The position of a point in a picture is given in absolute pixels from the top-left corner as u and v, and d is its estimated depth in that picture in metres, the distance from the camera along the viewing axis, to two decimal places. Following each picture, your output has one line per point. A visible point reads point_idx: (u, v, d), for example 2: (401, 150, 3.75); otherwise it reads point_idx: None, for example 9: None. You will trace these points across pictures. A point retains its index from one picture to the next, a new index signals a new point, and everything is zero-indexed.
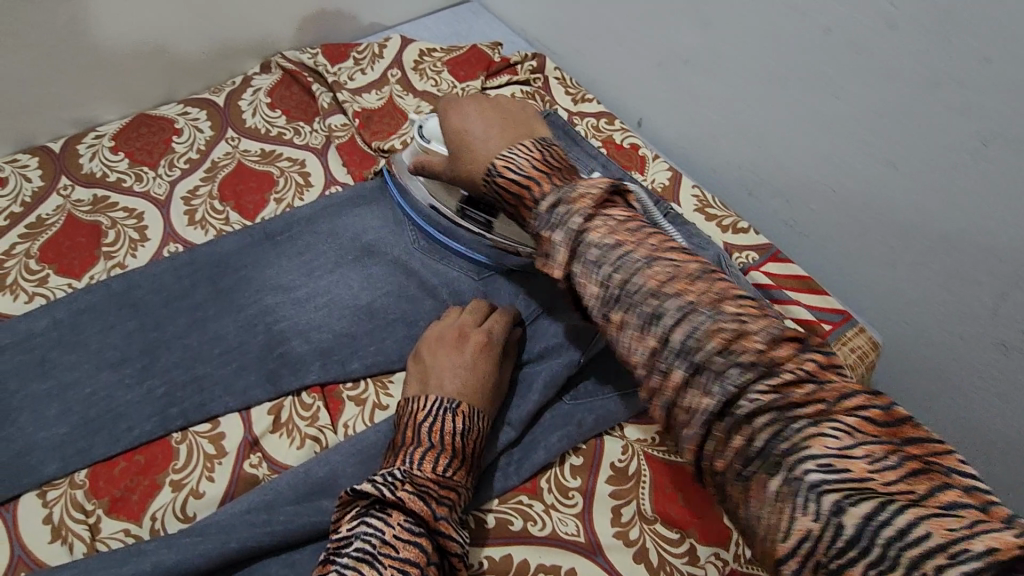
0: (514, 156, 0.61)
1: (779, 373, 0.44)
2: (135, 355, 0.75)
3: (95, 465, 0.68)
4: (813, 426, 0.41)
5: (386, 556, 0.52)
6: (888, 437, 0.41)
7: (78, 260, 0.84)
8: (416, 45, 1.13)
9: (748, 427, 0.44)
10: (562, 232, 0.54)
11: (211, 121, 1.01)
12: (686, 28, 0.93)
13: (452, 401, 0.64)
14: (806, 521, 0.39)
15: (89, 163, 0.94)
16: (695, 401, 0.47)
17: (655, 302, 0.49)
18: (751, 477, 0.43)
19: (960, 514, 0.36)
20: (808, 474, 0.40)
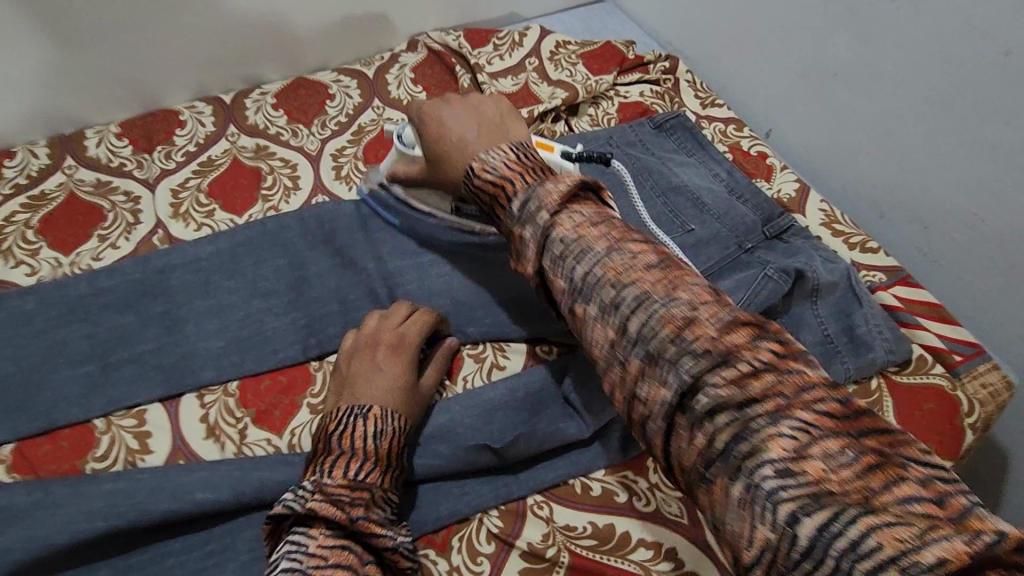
0: (488, 164, 0.60)
1: (643, 305, 0.47)
2: (283, 288, 0.83)
3: (245, 378, 0.76)
4: (677, 355, 0.44)
5: (315, 568, 0.51)
6: (736, 368, 0.42)
7: (240, 199, 0.93)
8: (553, 37, 1.17)
9: (710, 427, 0.42)
10: (582, 259, 0.51)
11: (361, 89, 1.09)
12: (841, 41, 0.92)
13: (363, 406, 0.64)
14: (765, 530, 0.38)
15: (254, 115, 1.04)
16: (651, 392, 0.45)
17: (610, 287, 0.49)
18: (713, 479, 0.41)
19: (783, 464, 0.38)
20: (765, 481, 0.38)
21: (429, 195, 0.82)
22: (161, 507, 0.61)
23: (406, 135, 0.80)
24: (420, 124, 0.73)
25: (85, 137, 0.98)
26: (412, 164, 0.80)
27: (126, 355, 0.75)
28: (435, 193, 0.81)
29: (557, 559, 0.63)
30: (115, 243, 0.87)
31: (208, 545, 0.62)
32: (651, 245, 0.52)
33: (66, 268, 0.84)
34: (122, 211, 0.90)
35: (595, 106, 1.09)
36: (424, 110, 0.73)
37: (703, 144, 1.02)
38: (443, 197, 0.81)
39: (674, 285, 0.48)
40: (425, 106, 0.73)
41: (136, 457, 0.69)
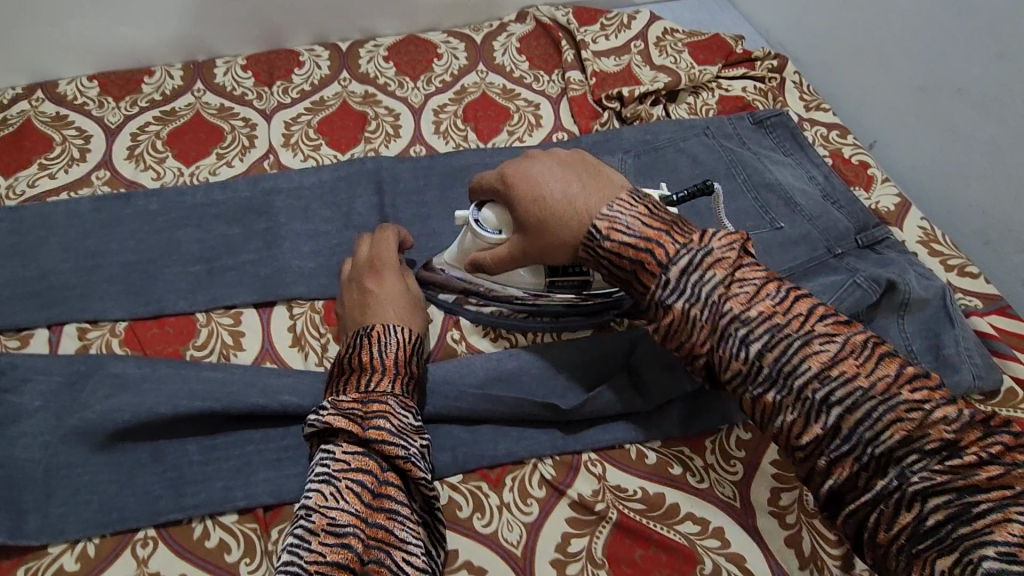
0: (712, 255, 0.56)
1: (778, 341, 0.53)
2: (374, 225, 0.88)
3: (330, 299, 0.80)
4: (822, 389, 0.50)
5: (339, 471, 0.56)
6: (902, 413, 0.48)
7: (345, 139, 0.98)
8: (662, 23, 1.17)
9: (904, 476, 0.47)
10: (694, 305, 0.56)
11: (468, 52, 1.13)
12: (973, 54, 0.88)
13: (363, 329, 0.67)
14: (940, 552, 0.44)
15: (366, 65, 1.09)
16: (802, 430, 0.51)
17: (734, 325, 0.54)
18: (923, 534, 0.45)
19: (961, 498, 0.45)
20: (932, 506, 0.45)
21: (517, 275, 0.74)
22: (250, 400, 0.66)
23: (484, 221, 0.71)
24: (505, 191, 0.68)
25: (215, 66, 1.06)
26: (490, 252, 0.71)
27: (229, 262, 0.82)
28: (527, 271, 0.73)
29: (605, 514, 0.65)
30: (230, 162, 0.94)
31: (284, 440, 0.67)
32: (770, 278, 0.56)
33: (186, 178, 0.91)
34: (239, 134, 0.97)
35: (695, 96, 1.08)
36: (507, 174, 0.69)
37: (803, 145, 0.99)
38: (536, 273, 0.73)
39: (806, 320, 0.53)
40: (506, 167, 0.69)
41: (229, 351, 0.75)
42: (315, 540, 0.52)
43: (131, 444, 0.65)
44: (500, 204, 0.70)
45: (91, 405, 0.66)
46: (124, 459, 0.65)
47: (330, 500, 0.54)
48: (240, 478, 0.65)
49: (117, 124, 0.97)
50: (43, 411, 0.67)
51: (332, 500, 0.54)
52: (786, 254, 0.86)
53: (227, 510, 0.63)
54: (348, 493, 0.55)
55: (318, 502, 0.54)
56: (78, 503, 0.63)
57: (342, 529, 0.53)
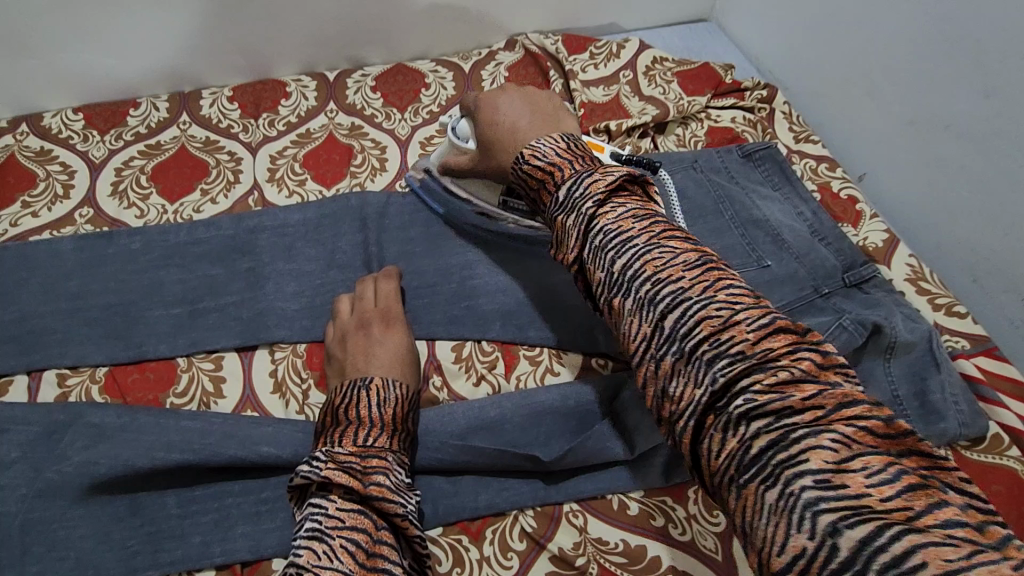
0: (595, 178, 0.56)
1: (677, 300, 0.45)
2: (358, 264, 0.87)
3: (313, 342, 0.80)
4: (733, 376, 0.41)
5: (333, 529, 0.52)
6: (782, 374, 0.39)
7: (331, 173, 0.98)
8: (651, 52, 1.17)
9: (744, 429, 0.39)
10: (569, 216, 0.56)
11: (456, 82, 1.12)
12: (960, 93, 0.87)
13: (364, 379, 0.69)
14: (801, 539, 0.34)
15: (353, 96, 1.09)
16: (679, 390, 0.44)
17: (646, 282, 0.48)
18: (745, 484, 0.37)
19: (825, 473, 0.35)
20: (802, 492, 0.35)
21: (476, 186, 0.85)
22: (229, 452, 0.65)
23: (461, 128, 0.81)
24: (475, 116, 0.75)
25: (201, 97, 1.06)
26: (462, 159, 0.81)
27: (212, 303, 0.81)
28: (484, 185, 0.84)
29: (585, 568, 0.65)
30: (214, 198, 0.94)
31: (263, 493, 0.66)
32: (698, 249, 0.49)
33: (170, 215, 0.91)
34: (224, 169, 0.97)
35: (684, 127, 1.08)
36: (478, 99, 0.77)
37: (791, 179, 0.99)
38: (491, 188, 0.84)
39: (691, 269, 0.47)
40: (483, 94, 0.76)
41: (209, 398, 0.75)
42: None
43: (108, 498, 0.65)
44: (472, 119, 0.79)
45: (68, 457, 0.66)
46: (101, 513, 0.64)
47: (324, 559, 0.49)
48: (218, 533, 0.64)
49: (101, 158, 0.96)
50: (20, 463, 0.66)
51: (326, 560, 0.49)
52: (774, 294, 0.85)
53: (204, 566, 0.63)
54: (342, 551, 0.51)
55: (311, 561, 0.49)
56: (54, 559, 0.62)
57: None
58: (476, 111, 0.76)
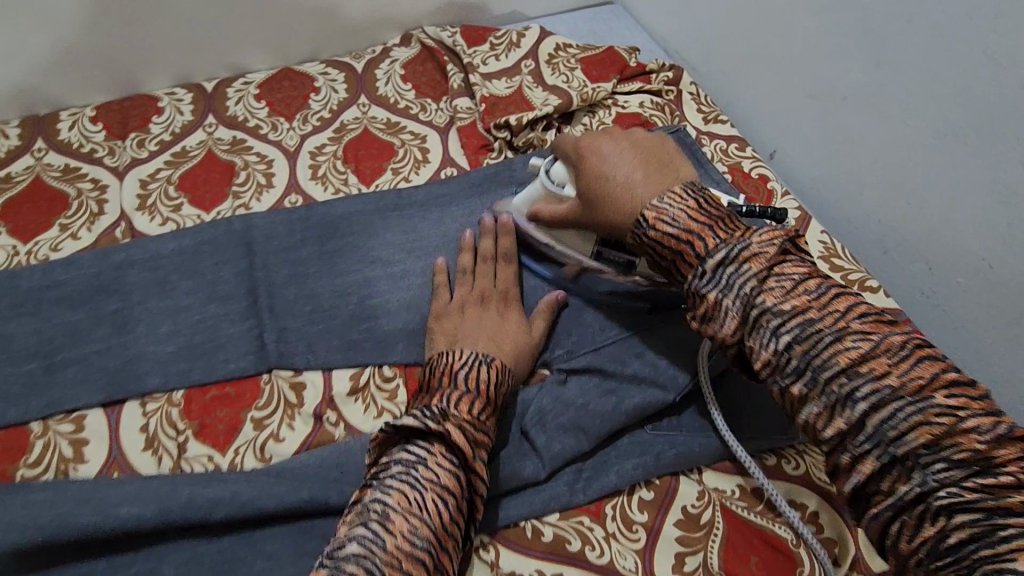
0: (748, 250, 0.56)
1: (882, 401, 0.48)
2: (241, 294, 0.79)
3: (190, 388, 0.72)
4: (923, 456, 0.46)
5: (428, 481, 0.55)
6: (989, 471, 0.44)
7: (209, 195, 0.89)
8: (554, 39, 1.12)
9: (927, 501, 0.45)
10: (726, 296, 0.56)
11: (347, 84, 1.05)
12: (853, 64, 0.86)
13: (487, 356, 0.67)
14: (929, 529, 0.45)
15: (234, 106, 1.00)
16: (834, 433, 0.50)
17: (766, 317, 0.54)
18: (931, 555, 0.45)
19: (972, 490, 0.44)
20: (955, 517, 0.44)
21: (570, 236, 0.75)
22: (80, 523, 0.57)
23: (555, 172, 0.74)
24: (576, 160, 0.71)
25: (59, 120, 0.95)
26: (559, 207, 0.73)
27: (73, 355, 0.72)
28: (574, 232, 0.74)
29: None
30: (75, 234, 0.84)
31: (131, 567, 0.59)
32: (813, 274, 0.56)
33: (22, 258, 0.81)
34: (87, 200, 0.87)
35: (591, 115, 1.04)
36: (580, 143, 0.72)
37: (702, 161, 0.95)
38: (584, 237, 0.74)
39: (902, 360, 0.49)
40: (585, 136, 0.72)
41: (68, 466, 0.66)
42: (392, 542, 0.51)
43: None
44: (569, 164, 0.73)
45: None
46: None
47: (415, 508, 0.53)
48: None
49: None
50: None
51: (417, 509, 0.53)
52: None
53: None
54: (433, 505, 0.54)
55: (402, 505, 0.53)
56: None
57: (418, 541, 0.52)
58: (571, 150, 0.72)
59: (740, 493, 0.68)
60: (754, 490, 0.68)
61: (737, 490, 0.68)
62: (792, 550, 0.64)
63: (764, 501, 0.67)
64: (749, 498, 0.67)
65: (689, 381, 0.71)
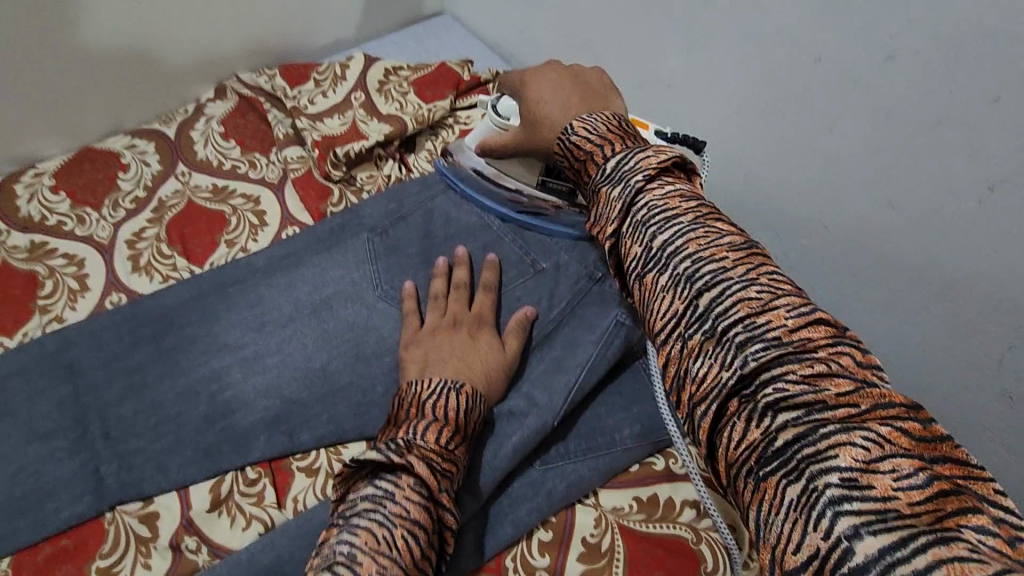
0: (643, 154, 0.48)
1: (718, 283, 0.40)
2: (66, 424, 0.70)
3: (18, 555, 0.63)
4: (767, 370, 0.37)
5: (397, 517, 0.47)
6: (819, 371, 0.35)
7: (11, 315, 0.78)
8: (382, 63, 1.06)
9: (767, 434, 0.35)
10: (615, 189, 0.48)
11: (161, 154, 0.95)
12: (667, 50, 0.87)
13: (457, 382, 0.63)
14: (817, 538, 0.31)
15: (27, 206, 0.87)
16: (702, 375, 0.39)
17: (642, 215, 0.45)
18: (767, 477, 0.34)
19: (850, 474, 0.32)
20: (827, 487, 0.32)
21: (513, 165, 0.78)
22: None
23: (503, 108, 0.75)
24: (522, 91, 0.67)
25: None
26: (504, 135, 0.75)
27: None
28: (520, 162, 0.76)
29: None
30: None
31: None
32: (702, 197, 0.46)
33: None
34: None
35: (434, 138, 1.00)
36: (524, 79, 0.68)
37: None
38: (533, 167, 0.76)
39: (742, 255, 0.41)
40: (528, 71, 0.68)
41: None
42: None
43: None
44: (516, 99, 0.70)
45: None
46: None
47: (385, 546, 0.45)
48: None
49: None
50: None
51: (387, 547, 0.45)
52: (557, 296, 0.76)
53: None
54: (402, 543, 0.46)
55: (371, 545, 0.44)
56: None
57: None
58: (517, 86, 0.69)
59: (636, 507, 0.68)
60: (650, 498, 0.69)
61: (634, 504, 0.68)
62: (694, 549, 0.65)
63: (661, 505, 0.68)
64: (647, 508, 0.68)
65: (564, 400, 0.69)
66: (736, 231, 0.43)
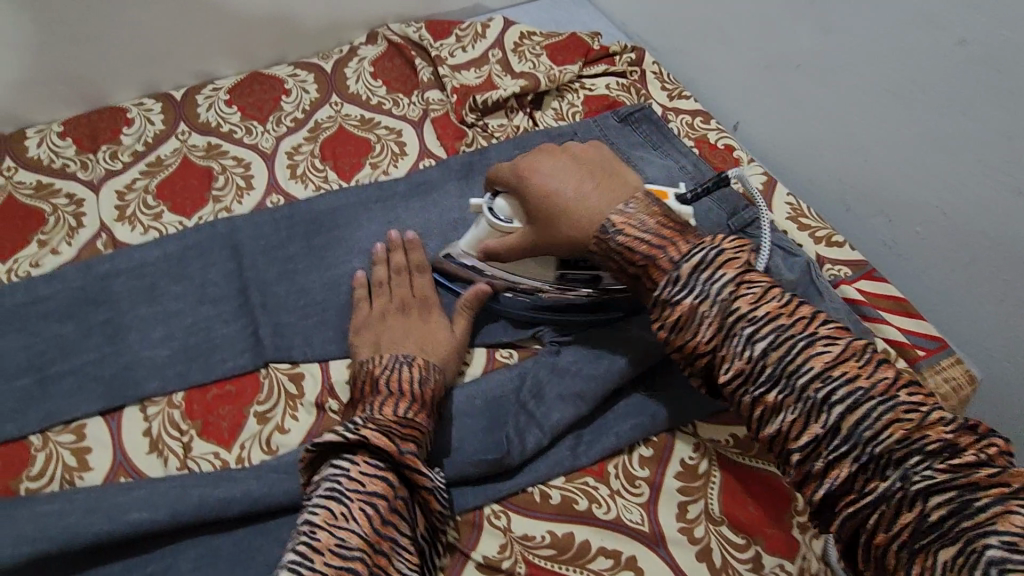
0: (709, 254, 0.57)
1: (855, 401, 0.48)
2: (231, 294, 0.80)
3: (190, 389, 0.72)
4: (896, 454, 0.46)
5: (353, 491, 0.55)
6: (956, 458, 0.45)
7: (190, 201, 0.90)
8: (518, 27, 1.14)
9: (922, 506, 0.44)
10: (700, 303, 0.56)
11: (318, 84, 1.06)
12: (803, 31, 0.91)
13: (407, 355, 0.69)
14: None
15: (205, 113, 1.00)
16: (853, 486, 0.48)
17: (740, 324, 0.54)
18: (843, 479, 0.48)
19: (1009, 538, 0.40)
20: (988, 549, 0.40)
21: (524, 265, 0.75)
22: (97, 530, 0.58)
23: (501, 209, 0.73)
24: (517, 184, 0.71)
25: (27, 138, 0.94)
26: (508, 239, 0.73)
27: (65, 366, 0.72)
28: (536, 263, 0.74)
29: (513, 569, 0.62)
30: (56, 248, 0.83)
31: (149, 565, 0.60)
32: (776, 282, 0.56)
33: (3, 276, 0.80)
34: (65, 215, 0.86)
35: (560, 99, 1.07)
36: (519, 168, 0.72)
37: (669, 136, 1.00)
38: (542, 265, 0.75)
39: (869, 368, 0.50)
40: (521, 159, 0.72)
41: (73, 474, 0.66)
42: (321, 560, 0.50)
43: None
44: (513, 193, 0.72)
45: None
46: None
47: (341, 520, 0.53)
48: None
49: None
50: None
51: (343, 520, 0.53)
52: None
53: None
54: (360, 514, 0.54)
55: (329, 521, 0.52)
56: None
57: (351, 552, 0.51)
58: (512, 180, 0.71)
59: (734, 442, 0.71)
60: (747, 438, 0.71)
61: (731, 440, 0.71)
62: (785, 486, 0.67)
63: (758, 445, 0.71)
64: (743, 445, 0.71)
65: None
66: (843, 331, 0.53)
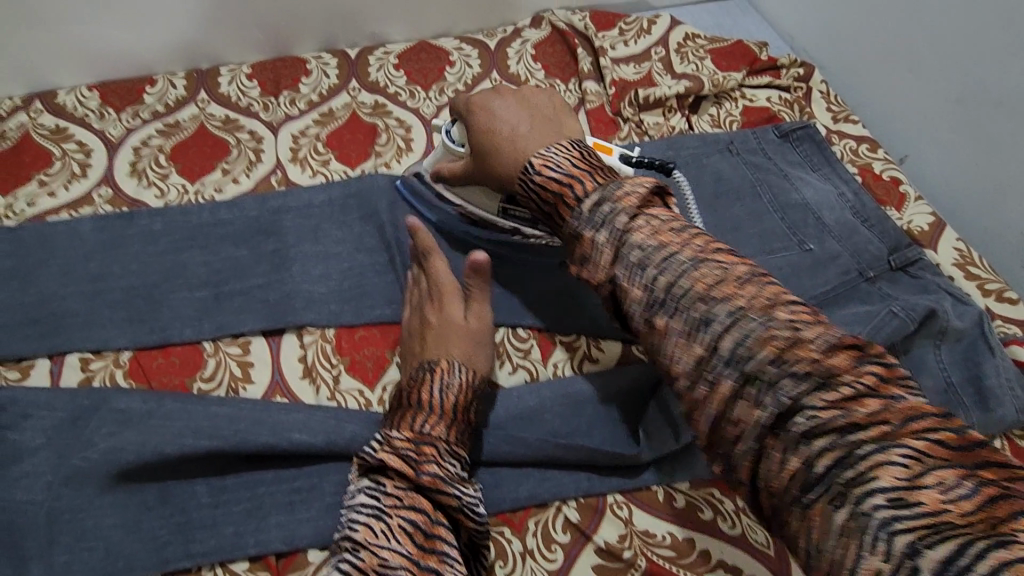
0: (623, 191, 0.54)
1: (735, 324, 0.46)
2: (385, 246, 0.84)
3: (340, 327, 0.77)
4: (772, 375, 0.43)
5: (389, 508, 0.55)
6: (838, 393, 0.41)
7: (355, 153, 0.95)
8: (683, 28, 1.12)
9: (808, 452, 0.41)
10: (597, 233, 0.53)
11: (481, 60, 1.08)
12: (1012, 70, 0.84)
13: (430, 362, 0.64)
14: (876, 560, 0.37)
15: (376, 72, 1.05)
16: (740, 413, 0.44)
17: (698, 307, 0.48)
18: (813, 504, 0.40)
19: (895, 493, 0.37)
20: (877, 511, 0.37)
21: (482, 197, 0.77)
22: (258, 441, 0.63)
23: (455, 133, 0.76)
24: (467, 116, 0.72)
25: (219, 74, 1.02)
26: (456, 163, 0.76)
27: (237, 286, 0.78)
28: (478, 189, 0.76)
29: (634, 561, 0.63)
30: (237, 178, 0.91)
31: (296, 482, 0.64)
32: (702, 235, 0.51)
33: (192, 196, 0.89)
34: (246, 148, 0.94)
35: (718, 105, 1.05)
36: (472, 102, 0.73)
37: (832, 161, 0.95)
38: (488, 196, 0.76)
39: (749, 286, 0.47)
40: (474, 96, 0.73)
41: (238, 384, 0.73)
42: None
43: (138, 485, 0.63)
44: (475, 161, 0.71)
45: (93, 444, 0.64)
46: (130, 502, 0.62)
47: (380, 539, 0.53)
48: (252, 522, 0.63)
49: (118, 137, 0.94)
50: (46, 450, 0.64)
51: (382, 539, 0.53)
52: (820, 277, 0.82)
53: (238, 557, 0.61)
54: (399, 531, 0.53)
55: (368, 539, 0.53)
56: (83, 549, 0.61)
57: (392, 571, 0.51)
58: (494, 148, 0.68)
59: None
60: None
61: None
62: None
63: None
64: None
65: None
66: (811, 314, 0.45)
